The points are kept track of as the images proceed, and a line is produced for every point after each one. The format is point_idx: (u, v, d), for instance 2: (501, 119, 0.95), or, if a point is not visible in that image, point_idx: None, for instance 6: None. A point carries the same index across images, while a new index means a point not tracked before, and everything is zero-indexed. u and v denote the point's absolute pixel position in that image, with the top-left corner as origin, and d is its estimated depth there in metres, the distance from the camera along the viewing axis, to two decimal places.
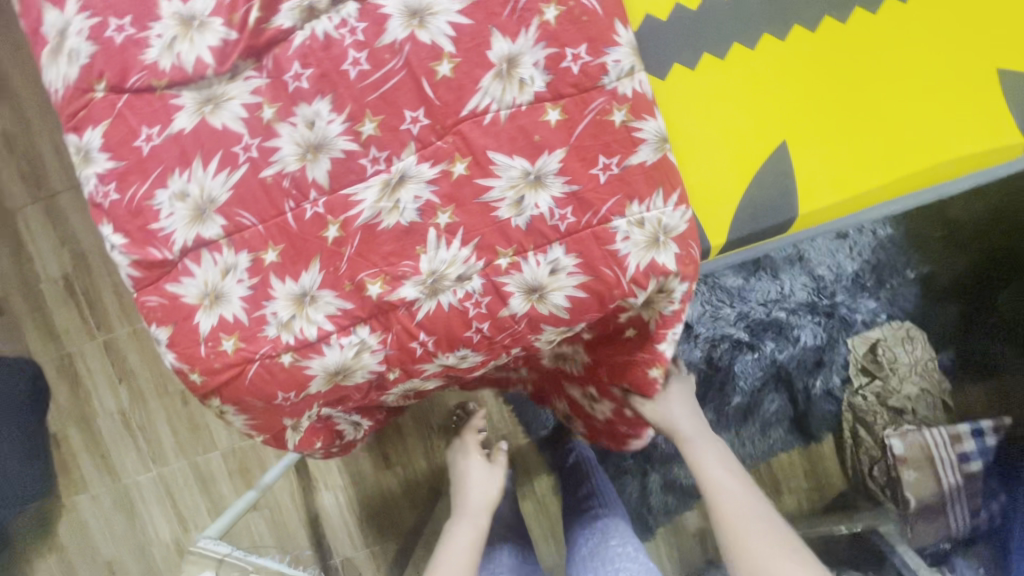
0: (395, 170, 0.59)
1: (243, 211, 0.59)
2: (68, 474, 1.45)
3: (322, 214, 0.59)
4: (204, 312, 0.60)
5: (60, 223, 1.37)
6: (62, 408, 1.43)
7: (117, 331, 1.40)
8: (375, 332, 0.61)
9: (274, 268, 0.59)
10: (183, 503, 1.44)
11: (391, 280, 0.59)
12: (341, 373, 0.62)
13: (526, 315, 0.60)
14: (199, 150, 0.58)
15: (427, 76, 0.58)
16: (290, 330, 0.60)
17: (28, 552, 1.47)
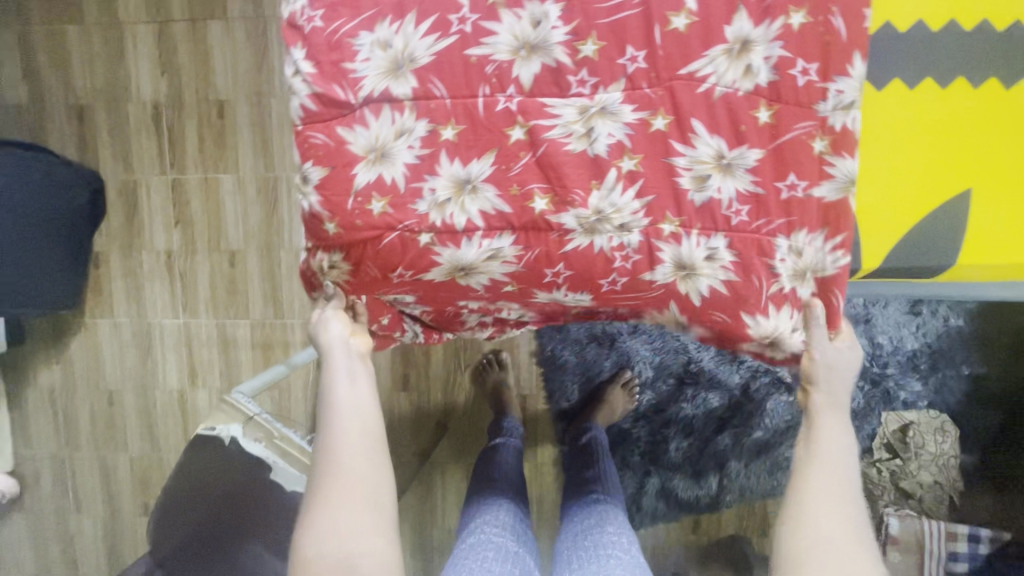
0: (597, 100, 0.58)
1: (437, 81, 0.58)
2: (97, 295, 1.46)
3: (514, 112, 0.58)
4: (365, 165, 0.59)
5: (166, 50, 1.35)
6: (113, 229, 1.43)
7: (188, 173, 1.39)
8: (517, 245, 0.60)
9: (448, 146, 0.59)
10: (199, 358, 1.45)
11: (558, 202, 0.59)
12: (468, 269, 0.62)
13: (666, 285, 0.62)
14: (417, 8, 0.57)
15: (662, 23, 0.57)
16: (441, 212, 0.60)
17: (36, 354, 1.49)
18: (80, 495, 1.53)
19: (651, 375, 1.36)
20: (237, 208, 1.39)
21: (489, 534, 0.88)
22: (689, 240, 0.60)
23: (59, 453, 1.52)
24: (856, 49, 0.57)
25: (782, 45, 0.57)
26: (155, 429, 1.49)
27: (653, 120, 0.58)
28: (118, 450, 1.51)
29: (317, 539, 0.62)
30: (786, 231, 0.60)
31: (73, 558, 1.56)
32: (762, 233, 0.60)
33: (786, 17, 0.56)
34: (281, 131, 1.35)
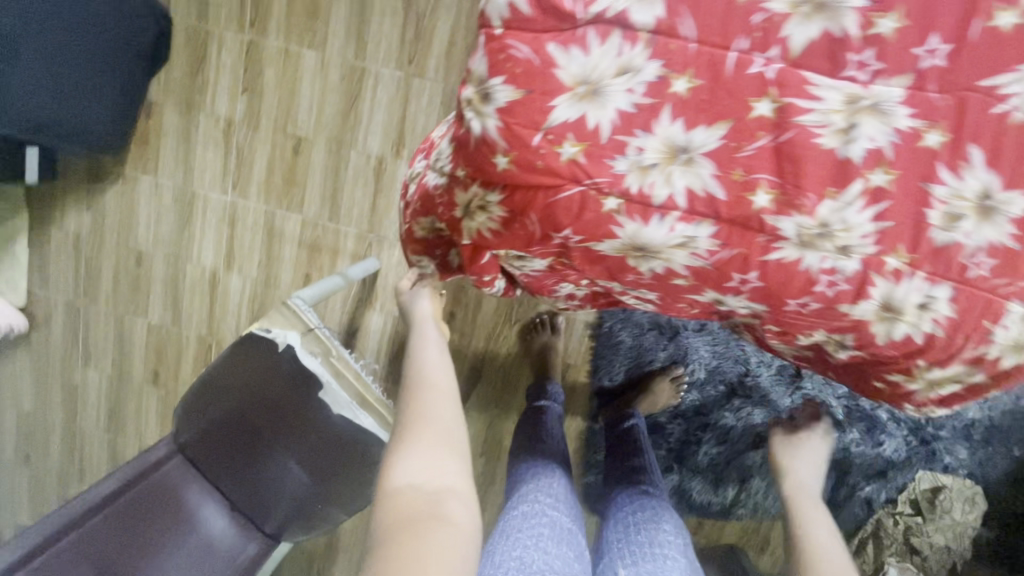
0: (871, 91, 0.47)
1: (687, 18, 0.46)
2: (143, 148, 1.34)
3: (769, 80, 0.47)
4: (569, 99, 0.48)
5: None
6: (173, 80, 1.29)
7: (268, 38, 1.24)
8: (715, 239, 0.51)
9: (675, 102, 0.48)
10: (240, 243, 1.36)
11: (782, 203, 0.49)
12: (646, 251, 0.53)
13: (859, 322, 0.54)
14: None
15: (984, 16, 0.45)
16: (640, 177, 0.50)
17: (67, 194, 1.38)
18: (89, 349, 1.48)
19: (702, 377, 1.30)
20: (313, 91, 1.25)
21: (539, 508, 0.84)
22: (911, 282, 0.51)
23: (75, 302, 1.45)
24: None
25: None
26: (180, 304, 1.42)
27: (926, 133, 0.47)
28: (136, 314, 1.44)
29: (408, 471, 0.64)
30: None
31: (73, 407, 1.53)
32: (992, 294, 0.51)
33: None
34: (381, 17, 1.19)
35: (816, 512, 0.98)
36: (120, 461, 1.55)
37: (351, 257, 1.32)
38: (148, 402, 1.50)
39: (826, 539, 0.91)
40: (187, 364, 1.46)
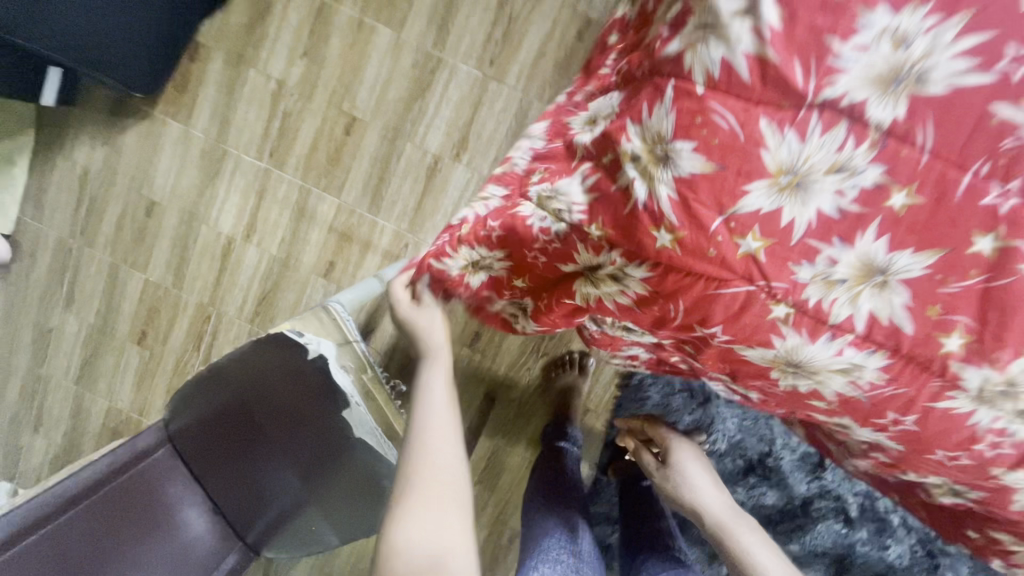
0: None
1: (928, 125, 0.39)
2: (179, 93, 1.22)
3: (1002, 216, 0.40)
4: (766, 187, 0.41)
5: None
6: (229, 28, 1.18)
7: (342, 5, 1.14)
8: (883, 373, 0.45)
9: (887, 217, 0.41)
10: (265, 215, 1.25)
11: (973, 351, 0.43)
12: (798, 365, 0.46)
13: (1005, 487, 0.49)
14: (971, 10, 0.37)
15: None
16: (822, 290, 0.43)
17: (82, 125, 1.25)
18: (75, 295, 1.36)
19: (723, 449, 1.25)
20: (380, 72, 1.16)
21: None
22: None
23: (68, 241, 1.32)
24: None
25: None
26: (185, 266, 1.30)
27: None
28: (135, 268, 1.32)
29: (410, 534, 0.56)
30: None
31: (44, 352, 1.41)
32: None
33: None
34: (469, 10, 1.11)
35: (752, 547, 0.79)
36: (84, 419, 1.43)
37: (383, 253, 1.23)
38: (128, 363, 1.38)
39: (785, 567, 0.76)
40: (179, 330, 1.34)
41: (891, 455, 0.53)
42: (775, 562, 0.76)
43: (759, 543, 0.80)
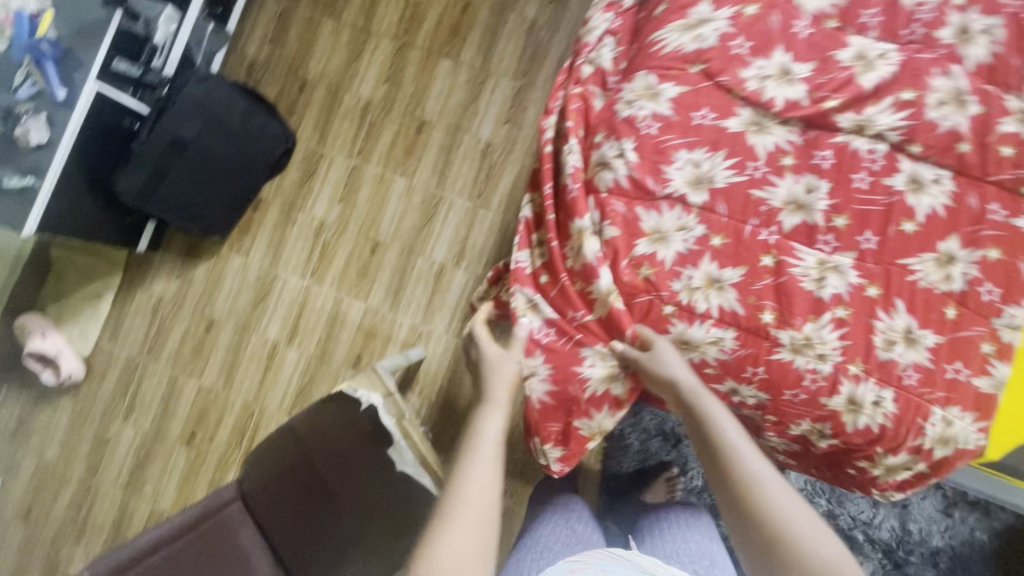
0: (833, 258, 0.76)
1: (722, 203, 0.76)
2: (243, 234, 1.60)
3: (771, 244, 0.76)
4: (647, 241, 0.77)
5: (397, 68, 1.59)
6: (285, 186, 1.60)
7: (369, 165, 1.58)
8: (736, 340, 0.76)
9: (713, 250, 0.76)
10: (306, 321, 1.56)
11: (781, 320, 0.75)
12: (690, 343, 0.77)
13: (834, 412, 0.77)
14: (728, 147, 0.76)
15: (897, 224, 0.76)
16: (689, 294, 0.76)
17: (162, 264, 1.60)
18: (135, 404, 1.58)
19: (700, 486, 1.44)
20: (397, 208, 1.56)
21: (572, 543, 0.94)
22: (868, 385, 0.75)
23: (136, 358, 1.59)
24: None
25: (978, 270, 0.76)
26: (235, 370, 1.57)
27: (868, 287, 0.75)
28: (191, 376, 1.58)
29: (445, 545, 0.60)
30: (943, 403, 0.75)
31: (99, 461, 1.59)
32: (921, 399, 0.75)
33: (986, 251, 0.76)
34: (462, 162, 1.55)
35: (781, 498, 0.65)
36: (127, 523, 1.56)
37: (402, 343, 1.53)
38: (175, 463, 1.56)
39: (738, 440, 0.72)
40: (225, 427, 1.56)
41: (770, 408, 0.80)
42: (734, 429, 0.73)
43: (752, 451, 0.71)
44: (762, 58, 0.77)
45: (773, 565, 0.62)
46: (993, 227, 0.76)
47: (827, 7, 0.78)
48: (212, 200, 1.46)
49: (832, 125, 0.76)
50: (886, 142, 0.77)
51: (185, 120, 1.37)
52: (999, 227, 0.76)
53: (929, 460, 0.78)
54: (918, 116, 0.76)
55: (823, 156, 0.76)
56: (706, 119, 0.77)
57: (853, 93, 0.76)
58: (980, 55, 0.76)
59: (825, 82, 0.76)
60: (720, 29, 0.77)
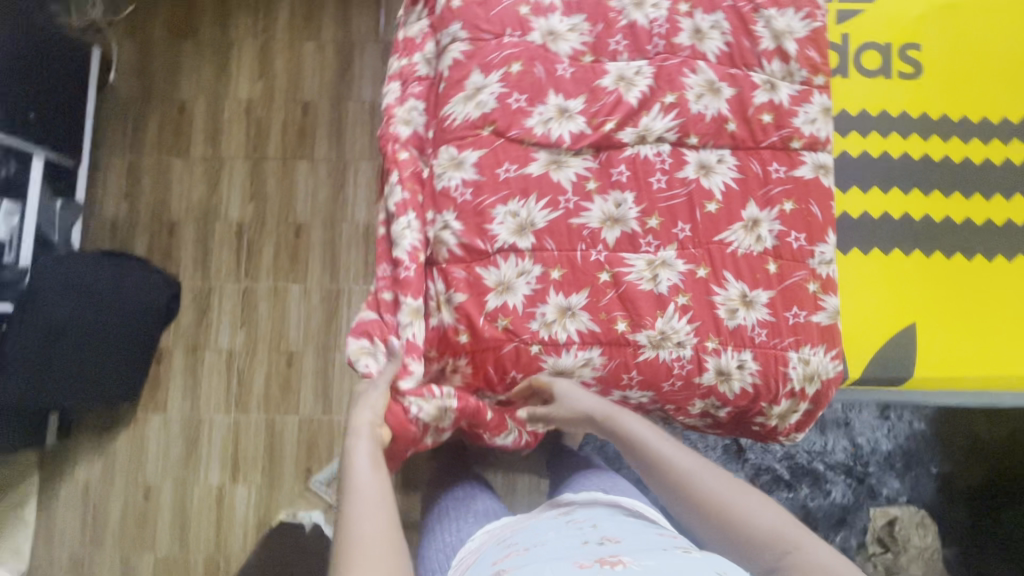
0: (659, 256, 0.90)
1: (549, 240, 0.88)
2: (154, 390, 1.56)
3: (603, 261, 0.89)
4: (494, 295, 0.86)
5: (257, 182, 1.61)
6: (182, 330, 1.57)
7: (259, 283, 1.57)
8: (603, 355, 0.88)
9: (555, 282, 0.87)
10: (244, 454, 1.53)
11: (633, 324, 0.88)
12: (564, 372, 0.88)
13: (710, 386, 0.89)
14: (536, 190, 0.89)
15: (701, 207, 0.91)
16: (548, 329, 0.87)
17: (79, 449, 1.54)
18: None
19: None
20: (300, 314, 1.56)
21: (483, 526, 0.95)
22: (728, 353, 0.88)
23: (80, 553, 1.51)
24: (829, 228, 0.94)
25: (781, 224, 0.92)
26: (187, 528, 1.51)
27: (698, 269, 0.90)
28: (143, 549, 1.50)
29: None
30: (795, 346, 0.90)
31: None
32: (776, 348, 0.90)
33: (781, 206, 0.93)
34: (348, 249, 1.58)
35: (711, 479, 0.72)
36: None
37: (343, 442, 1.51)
38: None
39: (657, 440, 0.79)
40: None
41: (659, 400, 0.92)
42: (649, 431, 0.80)
43: (671, 443, 0.78)
44: (539, 105, 0.90)
45: (729, 542, 0.68)
46: (778, 185, 0.93)
47: (580, 47, 0.93)
48: (106, 370, 1.41)
49: (618, 142, 0.91)
50: (666, 142, 0.92)
51: (53, 301, 1.33)
52: (784, 183, 0.93)
53: (807, 398, 0.92)
54: (683, 113, 0.91)
55: (621, 172, 0.91)
56: (511, 171, 0.89)
57: (624, 112, 0.90)
58: (715, 47, 0.94)
59: (599, 109, 0.90)
60: (495, 92, 0.89)
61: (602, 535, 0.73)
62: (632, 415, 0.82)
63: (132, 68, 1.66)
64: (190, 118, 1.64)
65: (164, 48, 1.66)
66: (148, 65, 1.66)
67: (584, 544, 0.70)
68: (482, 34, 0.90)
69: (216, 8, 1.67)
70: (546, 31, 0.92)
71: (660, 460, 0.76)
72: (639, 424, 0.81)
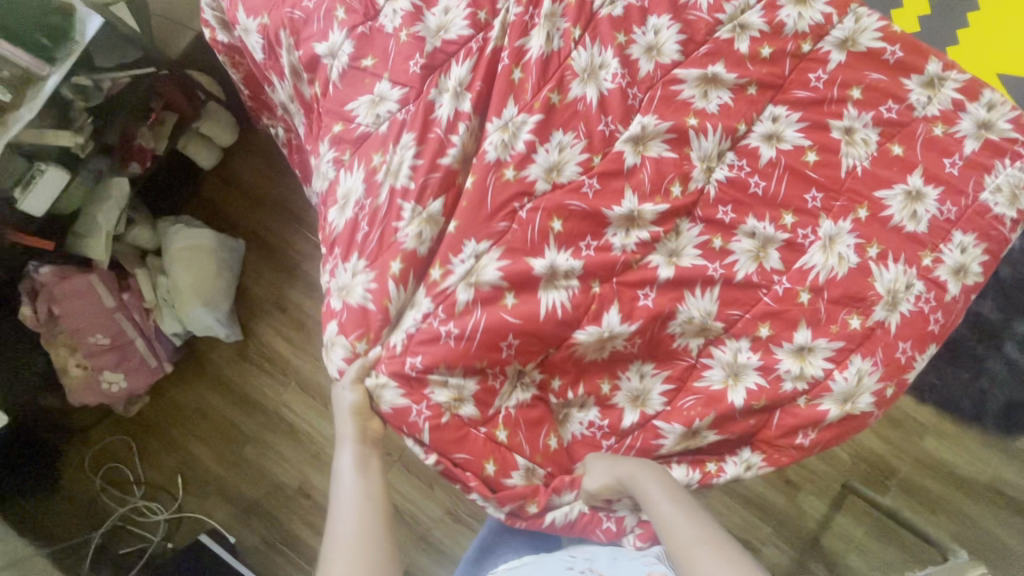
0: (822, 235, 0.80)
1: (733, 309, 0.79)
2: None
3: (791, 286, 0.79)
4: (733, 390, 0.79)
5: (417, 472, 1.47)
6: None
7: None
8: (867, 357, 0.78)
9: (771, 338, 0.79)
10: None
11: (864, 311, 0.78)
12: (850, 397, 0.78)
13: (962, 290, 0.80)
14: (685, 288, 0.80)
15: (844, 102, 0.85)
16: (803, 377, 0.78)
17: None
18: None
19: None
20: None
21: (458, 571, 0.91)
22: (945, 251, 0.80)
23: None
24: (902, 77, 0.86)
25: (868, 113, 0.84)
26: None
27: (891, 148, 0.84)
28: None
29: None
30: (980, 183, 0.82)
31: None
32: (971, 204, 0.81)
33: (851, 100, 0.85)
34: None
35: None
36: None
37: None
38: None
39: (676, 521, 0.66)
40: None
41: (940, 344, 0.81)
42: (668, 506, 0.69)
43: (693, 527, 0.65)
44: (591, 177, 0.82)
45: None
46: (830, 84, 0.85)
47: (583, 157, 0.83)
48: None
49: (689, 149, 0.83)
50: (727, 152, 0.84)
51: None
52: (834, 82, 0.85)
53: None
54: (722, 111, 0.84)
55: (725, 212, 0.82)
56: (651, 293, 0.80)
57: (680, 153, 0.83)
58: (676, 43, 0.86)
59: (658, 178, 0.82)
60: (569, 256, 0.80)
61: (590, 565, 0.72)
62: (655, 482, 0.73)
63: (238, 516, 1.53)
64: (319, 494, 1.53)
65: (238, 474, 1.55)
66: (243, 498, 1.54)
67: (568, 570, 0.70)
68: (501, 228, 0.80)
69: (236, 403, 1.57)
70: (546, 171, 0.82)
71: (671, 534, 0.65)
72: (660, 494, 0.71)
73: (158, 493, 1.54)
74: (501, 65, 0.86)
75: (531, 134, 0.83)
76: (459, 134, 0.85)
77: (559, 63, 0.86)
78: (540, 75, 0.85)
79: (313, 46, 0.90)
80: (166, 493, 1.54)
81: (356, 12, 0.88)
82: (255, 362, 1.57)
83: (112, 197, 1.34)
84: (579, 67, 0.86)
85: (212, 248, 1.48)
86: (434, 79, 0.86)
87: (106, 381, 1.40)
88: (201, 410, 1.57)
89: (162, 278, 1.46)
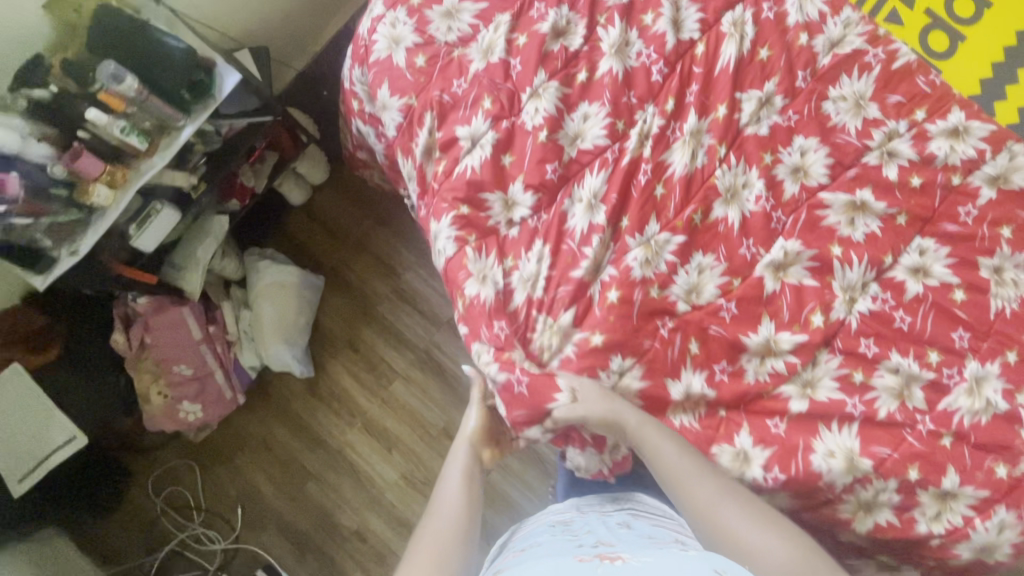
0: (968, 376, 0.78)
1: (878, 445, 0.76)
2: None
3: (934, 427, 0.76)
4: (859, 519, 0.77)
5: None
6: None
7: None
8: (1012, 509, 0.74)
9: (919, 481, 0.75)
10: None
11: (1010, 459, 0.75)
12: (988, 550, 0.75)
13: None
14: (821, 420, 0.77)
15: (1000, 239, 0.81)
16: (940, 522, 0.75)
17: None
18: None
19: None
20: None
21: None
22: None
23: None
24: None
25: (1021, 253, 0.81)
26: None
27: None
28: None
29: None
30: None
31: None
32: None
33: (1003, 237, 0.82)
34: None
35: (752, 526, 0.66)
36: None
37: None
38: None
39: (693, 477, 0.71)
40: None
41: None
42: (678, 458, 0.73)
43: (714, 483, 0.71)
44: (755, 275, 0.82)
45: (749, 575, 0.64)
46: (982, 218, 0.82)
47: (722, 280, 0.82)
48: None
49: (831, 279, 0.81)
50: (870, 282, 0.81)
51: None
52: (984, 220, 0.82)
53: None
54: (869, 240, 0.82)
55: (867, 345, 0.79)
56: (782, 422, 0.78)
57: (823, 280, 0.81)
58: (824, 167, 0.85)
59: (800, 309, 0.81)
60: (704, 382, 0.80)
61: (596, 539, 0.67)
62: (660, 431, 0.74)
63: (293, 554, 1.52)
64: (377, 539, 1.51)
65: (298, 509, 1.54)
66: (300, 533, 1.53)
67: (579, 547, 0.64)
68: (643, 346, 0.80)
69: (300, 438, 1.57)
70: (685, 292, 0.82)
71: (691, 490, 0.70)
72: (671, 449, 0.73)
73: (215, 520, 1.54)
74: (643, 178, 0.84)
75: (672, 254, 0.82)
76: (592, 246, 0.83)
77: (702, 180, 0.85)
78: (683, 193, 0.84)
79: (454, 130, 0.88)
80: (223, 521, 1.54)
81: (501, 106, 0.87)
82: (323, 399, 1.58)
83: (211, 231, 1.37)
84: (722, 187, 0.84)
85: (296, 285, 1.51)
86: (569, 189, 0.86)
87: (184, 411, 1.42)
88: (267, 442, 1.58)
89: (245, 311, 1.49)
